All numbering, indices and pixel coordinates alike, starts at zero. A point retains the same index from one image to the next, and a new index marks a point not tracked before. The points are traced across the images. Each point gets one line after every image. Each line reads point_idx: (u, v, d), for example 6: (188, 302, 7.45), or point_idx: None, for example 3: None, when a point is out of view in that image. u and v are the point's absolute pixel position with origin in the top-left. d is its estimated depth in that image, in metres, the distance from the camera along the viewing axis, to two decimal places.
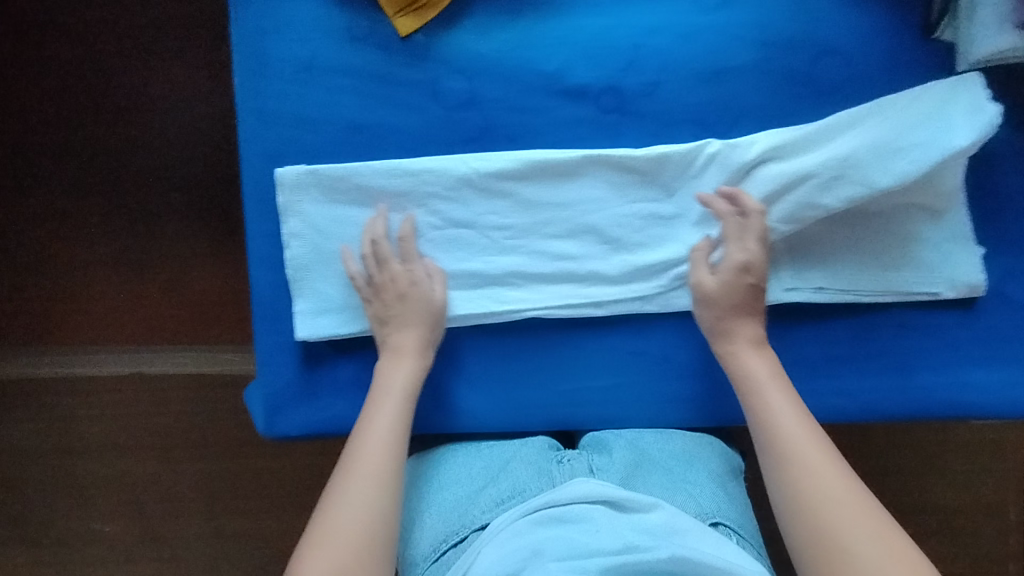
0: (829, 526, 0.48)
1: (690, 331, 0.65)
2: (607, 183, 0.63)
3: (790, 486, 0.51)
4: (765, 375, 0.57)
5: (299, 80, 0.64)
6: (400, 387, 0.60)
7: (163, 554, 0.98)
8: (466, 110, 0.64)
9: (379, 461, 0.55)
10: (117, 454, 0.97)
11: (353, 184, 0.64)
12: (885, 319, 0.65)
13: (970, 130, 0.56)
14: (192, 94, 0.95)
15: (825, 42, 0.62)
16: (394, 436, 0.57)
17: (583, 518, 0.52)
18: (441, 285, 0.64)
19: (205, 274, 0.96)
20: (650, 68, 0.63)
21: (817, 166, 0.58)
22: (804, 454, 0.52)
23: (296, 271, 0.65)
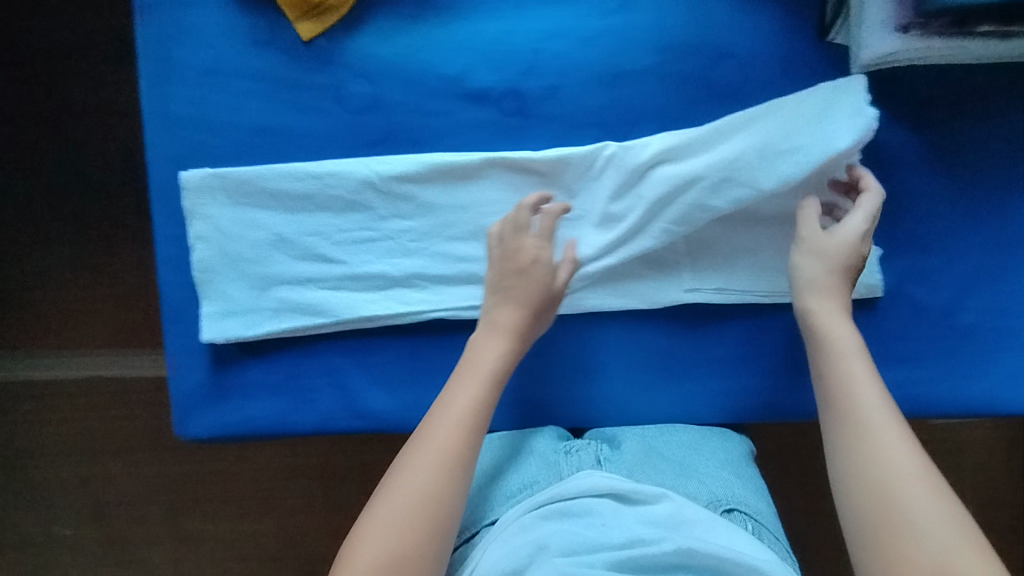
0: (888, 491, 0.46)
1: (617, 337, 0.67)
2: (508, 185, 0.64)
3: (871, 458, 0.48)
4: (850, 349, 0.54)
5: (205, 85, 0.64)
6: (489, 367, 0.56)
7: (123, 556, 1.00)
8: (370, 114, 0.64)
9: (454, 441, 0.52)
10: (72, 459, 0.99)
11: (257, 187, 0.64)
12: (783, 320, 0.66)
13: (851, 131, 0.57)
14: (100, 97, 0.95)
15: (720, 45, 0.62)
16: (476, 420, 0.54)
17: (590, 512, 0.53)
18: (566, 270, 0.61)
19: (139, 278, 0.97)
20: (550, 72, 0.63)
21: (706, 169, 0.59)
22: (867, 416, 0.50)
23: (202, 274, 0.66)
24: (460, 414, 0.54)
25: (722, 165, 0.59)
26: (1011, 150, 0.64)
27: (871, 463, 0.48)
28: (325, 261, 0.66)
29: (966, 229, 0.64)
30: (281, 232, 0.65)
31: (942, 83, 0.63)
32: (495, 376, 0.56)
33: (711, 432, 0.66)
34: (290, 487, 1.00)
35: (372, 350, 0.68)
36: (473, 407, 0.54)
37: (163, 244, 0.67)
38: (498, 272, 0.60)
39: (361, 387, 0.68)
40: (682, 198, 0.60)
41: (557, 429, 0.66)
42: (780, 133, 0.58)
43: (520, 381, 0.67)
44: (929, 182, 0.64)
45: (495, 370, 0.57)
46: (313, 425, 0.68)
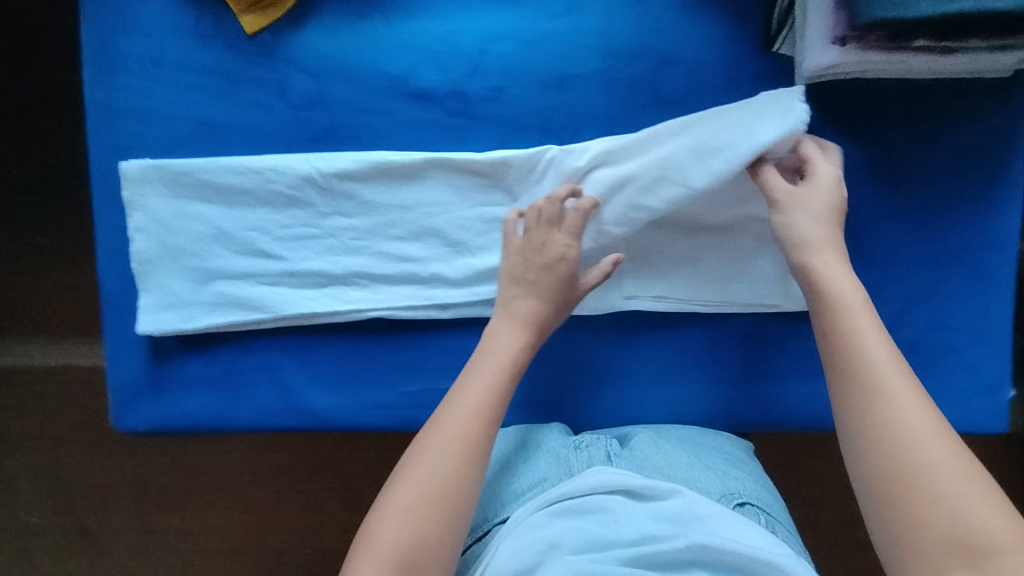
0: (903, 454, 0.44)
1: (584, 342, 0.66)
2: (450, 186, 0.64)
3: (871, 421, 0.46)
4: (854, 301, 0.51)
5: (148, 76, 0.64)
6: (505, 357, 0.57)
7: (94, 545, 1.02)
8: (314, 110, 0.64)
9: (469, 429, 0.52)
10: (42, 448, 1.01)
11: (197, 180, 0.64)
12: (728, 331, 0.66)
13: (777, 127, 0.55)
14: (49, 88, 0.95)
15: (665, 52, 0.62)
16: (492, 408, 0.54)
17: (602, 509, 0.52)
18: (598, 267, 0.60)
19: (84, 268, 0.98)
20: (494, 74, 0.63)
21: (637, 168, 0.59)
22: (874, 374, 0.47)
23: (140, 265, 0.65)
24: (472, 402, 0.54)
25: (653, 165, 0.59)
26: (959, 165, 0.63)
27: (882, 424, 0.46)
28: (266, 256, 0.65)
29: (913, 243, 0.63)
30: (221, 225, 0.65)
31: (891, 96, 0.63)
32: (512, 364, 0.57)
33: (719, 432, 0.65)
34: (253, 482, 1.00)
35: (313, 348, 0.66)
36: (487, 394, 0.54)
37: (104, 235, 0.66)
38: (523, 265, 0.59)
39: (300, 386, 0.66)
40: (615, 197, 0.60)
41: (565, 425, 0.65)
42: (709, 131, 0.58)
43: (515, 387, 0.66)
44: (874, 195, 0.63)
45: (515, 361, 0.57)
46: (249, 422, 0.67)
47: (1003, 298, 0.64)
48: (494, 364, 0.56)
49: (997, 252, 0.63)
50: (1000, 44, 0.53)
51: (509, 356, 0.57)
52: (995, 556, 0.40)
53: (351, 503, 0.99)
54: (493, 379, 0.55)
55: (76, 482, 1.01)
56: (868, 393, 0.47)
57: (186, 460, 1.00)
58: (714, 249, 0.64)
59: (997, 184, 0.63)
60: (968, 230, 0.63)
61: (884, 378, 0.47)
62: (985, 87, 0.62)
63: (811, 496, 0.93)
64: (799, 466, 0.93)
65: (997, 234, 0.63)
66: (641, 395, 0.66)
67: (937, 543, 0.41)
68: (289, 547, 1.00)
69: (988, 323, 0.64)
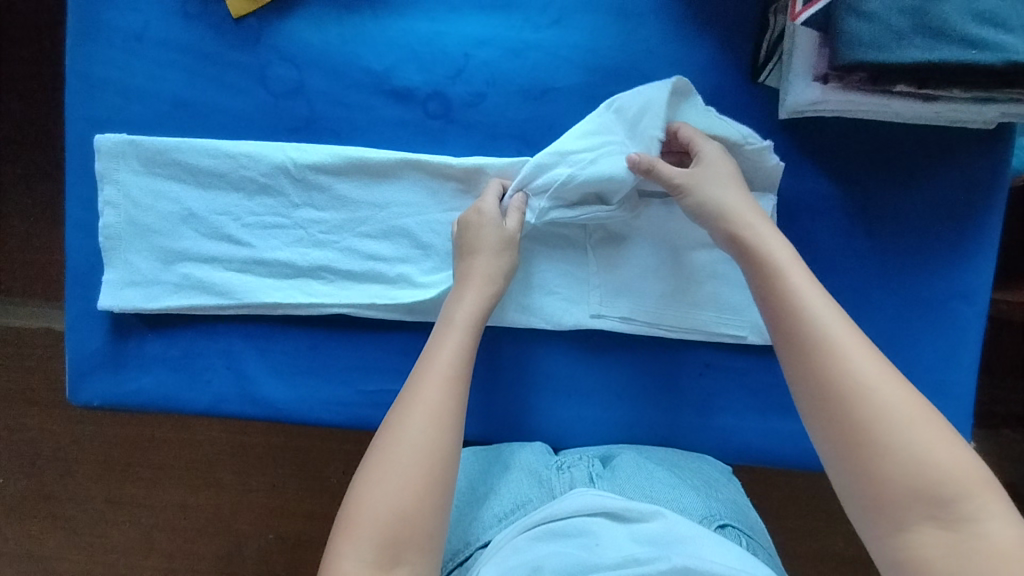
0: (856, 411, 0.43)
1: (535, 353, 0.66)
2: (423, 188, 0.63)
3: (813, 375, 0.45)
4: (787, 258, 0.51)
5: (131, 51, 0.64)
6: (465, 317, 0.56)
7: (56, 513, 1.01)
8: (293, 99, 0.64)
9: (442, 393, 0.51)
10: (7, 411, 1.01)
11: (171, 159, 0.64)
12: (691, 358, 0.65)
13: None
14: (32, 54, 0.96)
15: (647, 74, 0.62)
16: (457, 370, 0.53)
17: (584, 533, 0.51)
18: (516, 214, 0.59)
19: (50, 234, 0.99)
20: (477, 80, 0.63)
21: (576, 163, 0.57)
22: (821, 332, 0.46)
23: (107, 240, 0.64)
24: (445, 365, 0.53)
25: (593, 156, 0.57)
26: (937, 213, 0.62)
27: (831, 381, 0.44)
28: (233, 242, 0.64)
29: (886, 286, 0.63)
30: (191, 207, 0.64)
31: (872, 138, 0.62)
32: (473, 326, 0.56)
33: (702, 456, 0.64)
34: (216, 463, 1.00)
35: (274, 338, 0.66)
36: (456, 353, 0.54)
37: (74, 207, 0.66)
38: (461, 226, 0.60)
39: (257, 374, 0.66)
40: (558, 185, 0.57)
41: (545, 444, 0.65)
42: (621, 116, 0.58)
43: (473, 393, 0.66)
44: (848, 235, 0.63)
45: (471, 320, 0.56)
46: (204, 406, 0.66)
47: (970, 350, 0.63)
48: (454, 328, 0.55)
49: (967, 303, 0.63)
50: (983, 96, 0.53)
51: (466, 320, 0.56)
52: (954, 502, 0.40)
53: (313, 493, 0.98)
54: (464, 346, 0.54)
55: (44, 449, 1.01)
56: (815, 350, 0.45)
57: (155, 435, 1.00)
58: (675, 278, 0.64)
59: (973, 235, 0.62)
60: (940, 278, 0.63)
61: (829, 333, 0.46)
62: (969, 136, 0.62)
63: (777, 532, 0.92)
64: (770, 500, 0.92)
65: (969, 285, 0.63)
66: (595, 414, 0.66)
67: (898, 493, 0.41)
68: (250, 532, 0.99)
69: (953, 373, 0.63)
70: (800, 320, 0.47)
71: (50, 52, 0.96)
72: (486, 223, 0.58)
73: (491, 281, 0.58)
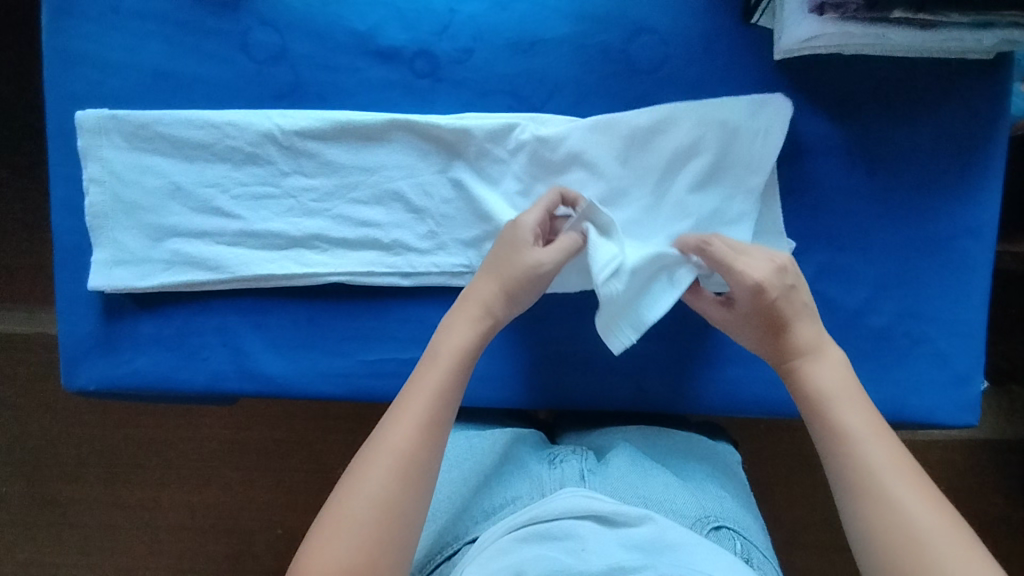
0: (904, 550, 0.43)
1: (541, 311, 0.64)
2: (411, 150, 0.62)
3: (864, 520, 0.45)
4: (836, 390, 0.50)
5: (108, 23, 0.62)
6: (450, 355, 0.53)
7: (62, 516, 0.99)
8: (277, 65, 0.62)
9: (409, 441, 0.48)
10: (5, 410, 0.99)
11: (155, 132, 0.62)
12: (697, 311, 0.64)
13: (761, 120, 0.59)
14: (7, 43, 0.95)
15: (638, 21, 0.61)
16: (437, 415, 0.50)
17: (570, 536, 0.49)
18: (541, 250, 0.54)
19: (36, 227, 0.97)
20: (463, 35, 0.62)
21: (607, 174, 0.60)
22: (870, 478, 0.46)
23: (93, 219, 0.63)
24: (422, 410, 0.50)
25: (621, 171, 0.60)
26: (938, 151, 0.61)
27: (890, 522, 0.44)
28: (223, 214, 0.63)
29: (891, 227, 0.62)
30: (178, 180, 0.63)
31: (868, 78, 0.61)
32: (460, 362, 0.53)
33: (701, 438, 0.66)
34: (220, 455, 0.99)
35: (269, 312, 0.65)
36: (435, 396, 0.51)
37: (58, 186, 0.64)
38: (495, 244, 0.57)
39: (254, 349, 0.65)
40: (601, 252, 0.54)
41: (536, 436, 0.66)
42: (656, 124, 0.59)
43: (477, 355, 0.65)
44: (851, 177, 0.62)
45: (459, 356, 0.53)
46: (201, 385, 0.65)
47: (979, 289, 0.62)
48: (437, 369, 0.52)
49: (974, 240, 0.61)
50: (982, 20, 0.52)
51: (452, 356, 0.53)
52: None
53: (321, 481, 0.97)
54: (444, 383, 0.51)
55: (45, 448, 0.99)
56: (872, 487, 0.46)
57: (158, 430, 0.99)
58: None
59: (976, 171, 0.61)
60: (945, 216, 0.61)
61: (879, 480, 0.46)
62: (966, 69, 0.60)
63: (788, 496, 0.92)
64: (777, 466, 0.92)
65: (976, 222, 0.61)
66: (602, 374, 0.64)
67: None
68: (257, 526, 0.98)
69: (963, 312, 0.62)
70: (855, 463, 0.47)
71: (25, 39, 0.95)
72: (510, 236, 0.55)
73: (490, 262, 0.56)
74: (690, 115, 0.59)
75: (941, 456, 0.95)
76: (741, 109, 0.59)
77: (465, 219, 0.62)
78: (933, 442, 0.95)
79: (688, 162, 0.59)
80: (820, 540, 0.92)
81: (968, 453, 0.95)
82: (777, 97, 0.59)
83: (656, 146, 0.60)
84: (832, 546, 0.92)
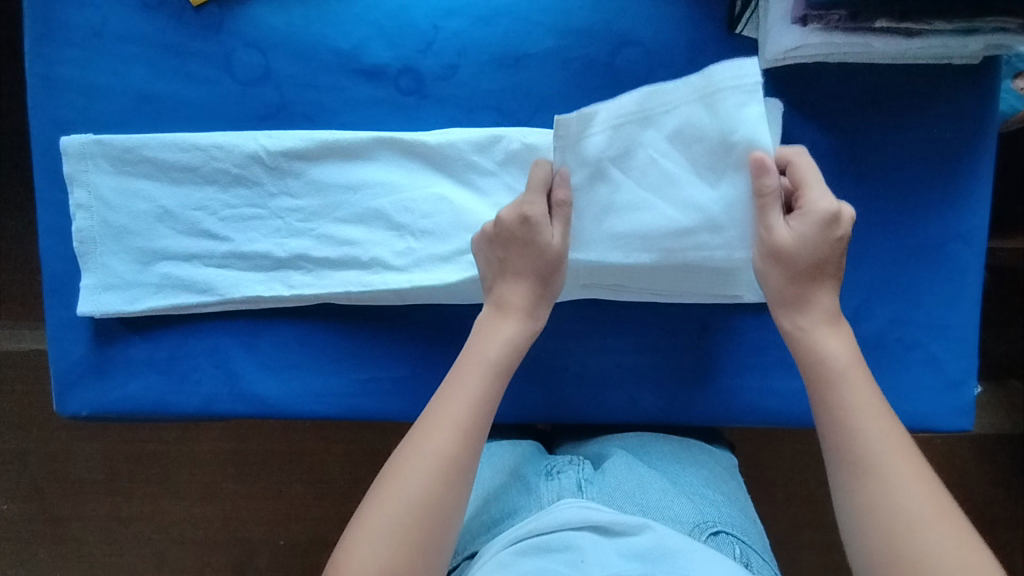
0: (894, 534, 0.43)
1: None
2: (398, 167, 0.62)
3: (862, 500, 0.45)
4: (845, 363, 0.49)
5: (90, 48, 0.62)
6: (491, 356, 0.53)
7: (62, 533, 0.99)
8: (261, 86, 0.62)
9: (449, 444, 0.49)
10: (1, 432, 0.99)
11: (141, 156, 0.62)
12: (689, 321, 0.64)
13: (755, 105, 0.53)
14: None
15: (623, 33, 0.61)
16: (473, 419, 0.50)
17: (569, 547, 0.49)
18: (560, 226, 0.55)
19: (25, 248, 0.97)
20: (447, 52, 0.61)
21: (607, 159, 0.54)
22: (871, 458, 0.46)
23: (81, 244, 0.63)
24: (460, 413, 0.50)
25: (617, 161, 0.54)
26: (927, 156, 0.61)
27: (883, 505, 0.44)
28: (210, 237, 0.63)
29: (881, 233, 0.62)
30: (166, 203, 0.62)
31: (854, 86, 0.61)
32: (499, 367, 0.53)
33: (697, 444, 0.66)
34: (218, 471, 0.98)
35: (261, 333, 0.64)
36: (472, 401, 0.51)
37: (45, 212, 0.64)
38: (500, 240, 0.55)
39: (247, 370, 0.64)
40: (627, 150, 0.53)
41: (533, 446, 0.66)
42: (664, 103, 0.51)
43: None
44: (840, 183, 0.62)
45: (499, 359, 0.53)
46: (195, 408, 0.65)
47: (971, 292, 0.62)
48: (476, 370, 0.52)
49: (965, 244, 0.61)
50: (966, 27, 0.52)
51: (493, 355, 0.53)
52: None
53: (320, 493, 0.97)
54: (481, 388, 0.51)
55: (42, 468, 0.99)
56: (869, 471, 0.46)
57: (156, 448, 0.99)
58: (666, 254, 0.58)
59: (965, 175, 0.61)
60: (935, 222, 0.61)
61: (878, 464, 0.45)
62: (952, 73, 0.60)
63: (789, 497, 0.92)
64: (777, 468, 0.92)
65: (967, 226, 0.61)
66: (596, 388, 0.64)
67: None
68: (257, 538, 0.98)
69: (956, 317, 0.62)
70: (884, 510, 0.44)
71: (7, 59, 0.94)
72: (527, 243, 0.54)
73: (514, 276, 0.55)
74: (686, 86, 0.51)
75: (941, 453, 0.94)
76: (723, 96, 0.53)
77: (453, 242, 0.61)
78: (932, 439, 0.95)
79: (702, 142, 0.51)
80: (821, 539, 0.92)
81: (967, 448, 0.95)
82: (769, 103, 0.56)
83: (659, 124, 0.52)
84: (834, 545, 0.92)
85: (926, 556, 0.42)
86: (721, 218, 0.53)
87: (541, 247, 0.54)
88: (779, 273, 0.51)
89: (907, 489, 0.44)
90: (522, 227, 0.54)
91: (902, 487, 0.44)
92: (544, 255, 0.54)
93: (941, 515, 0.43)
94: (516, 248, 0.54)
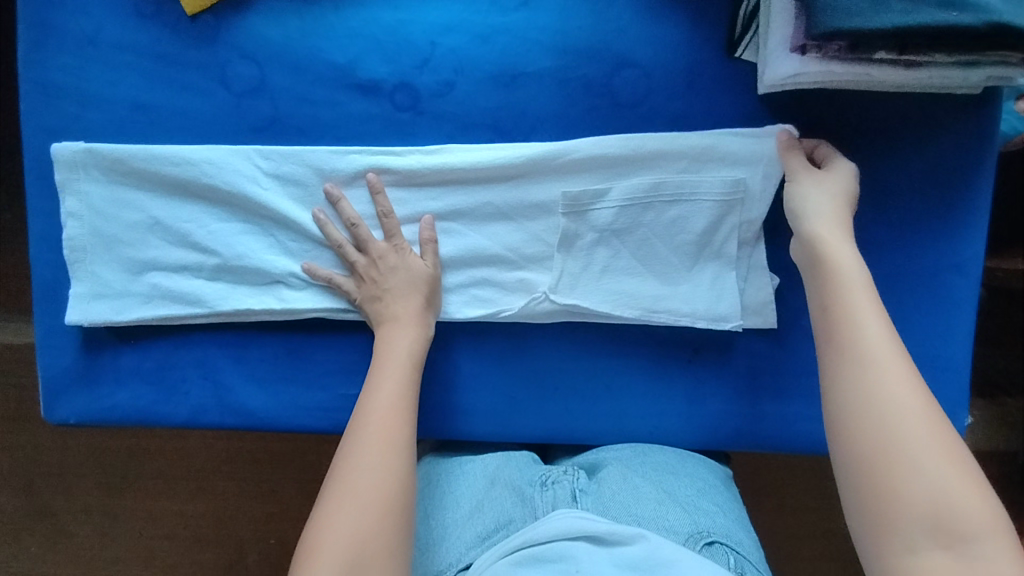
0: (882, 427, 0.42)
1: (527, 345, 0.64)
2: (391, 188, 0.61)
3: (851, 387, 0.44)
4: (850, 271, 0.49)
5: (84, 56, 0.61)
6: (404, 355, 0.56)
7: (51, 531, 0.99)
8: (255, 98, 0.62)
9: (386, 425, 0.51)
10: None
11: (131, 167, 0.61)
12: (680, 346, 0.64)
13: (764, 152, 0.59)
14: None
15: (622, 54, 0.60)
16: (404, 403, 0.53)
17: (563, 558, 0.48)
18: (432, 255, 0.61)
19: (16, 247, 0.96)
20: (445, 69, 0.61)
21: (615, 195, 0.60)
22: (864, 347, 0.45)
23: (71, 253, 0.62)
24: (389, 402, 0.53)
25: (621, 195, 0.60)
26: (924, 185, 0.61)
27: (874, 399, 0.43)
28: (201, 250, 0.62)
29: (876, 259, 0.61)
30: (156, 215, 0.62)
31: (853, 115, 0.60)
32: (414, 365, 0.56)
33: (698, 457, 0.64)
34: (208, 473, 0.98)
35: (250, 347, 0.64)
36: (399, 390, 0.54)
37: (35, 220, 0.64)
38: (371, 283, 0.59)
39: (235, 383, 0.64)
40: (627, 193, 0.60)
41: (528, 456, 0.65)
42: (677, 190, 0.60)
43: (460, 389, 0.64)
44: None
45: (412, 356, 0.57)
46: (183, 418, 0.64)
47: (963, 320, 0.62)
48: (394, 366, 0.55)
49: (959, 275, 0.61)
50: (966, 59, 0.51)
51: (407, 354, 0.56)
52: (967, 537, 0.39)
53: (310, 494, 0.97)
54: (403, 380, 0.55)
55: (32, 465, 0.99)
56: (860, 362, 0.44)
57: (146, 450, 0.99)
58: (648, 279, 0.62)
59: (963, 205, 0.61)
60: (930, 252, 0.61)
61: (871, 352, 0.44)
62: (953, 103, 0.60)
63: (782, 510, 0.92)
64: (770, 479, 0.92)
65: (961, 257, 0.61)
66: (569, 407, 0.64)
67: (914, 517, 0.39)
68: (248, 539, 0.98)
69: (948, 347, 0.62)
70: (878, 400, 0.43)
71: None
72: (400, 271, 0.59)
73: (411, 299, 0.59)
74: (689, 144, 0.59)
75: None
76: (739, 142, 0.59)
77: (452, 265, 0.62)
78: None
79: (697, 190, 0.60)
80: (814, 551, 0.92)
81: None
82: (784, 126, 0.59)
83: (660, 175, 0.60)
84: (826, 558, 0.92)
85: (909, 442, 0.41)
86: (706, 256, 0.61)
87: (411, 266, 0.59)
88: (818, 195, 0.54)
89: (895, 380, 0.43)
90: (391, 252, 0.60)
91: (890, 380, 0.43)
92: (415, 273, 0.59)
93: (926, 408, 0.42)
94: (386, 270, 0.59)
